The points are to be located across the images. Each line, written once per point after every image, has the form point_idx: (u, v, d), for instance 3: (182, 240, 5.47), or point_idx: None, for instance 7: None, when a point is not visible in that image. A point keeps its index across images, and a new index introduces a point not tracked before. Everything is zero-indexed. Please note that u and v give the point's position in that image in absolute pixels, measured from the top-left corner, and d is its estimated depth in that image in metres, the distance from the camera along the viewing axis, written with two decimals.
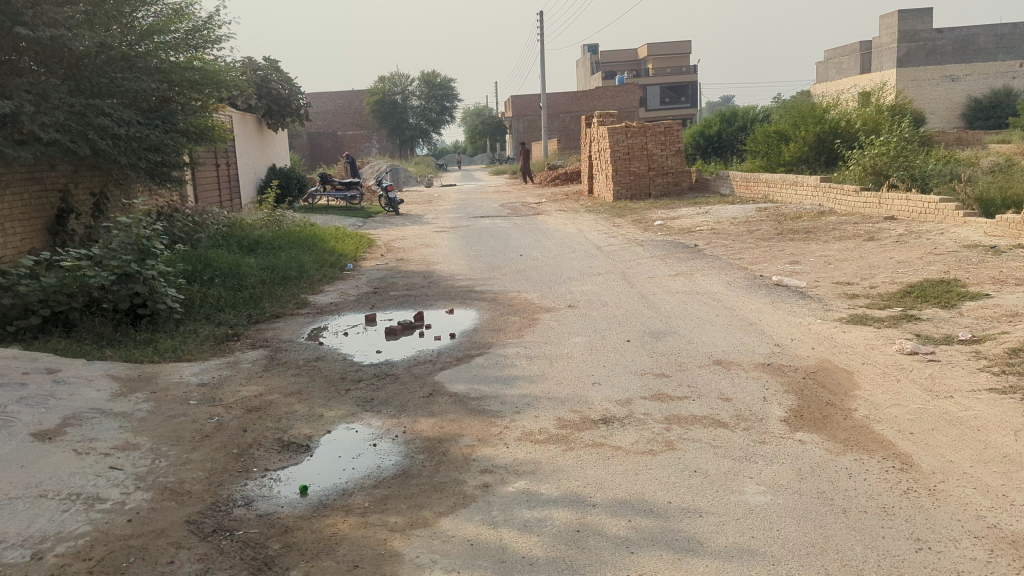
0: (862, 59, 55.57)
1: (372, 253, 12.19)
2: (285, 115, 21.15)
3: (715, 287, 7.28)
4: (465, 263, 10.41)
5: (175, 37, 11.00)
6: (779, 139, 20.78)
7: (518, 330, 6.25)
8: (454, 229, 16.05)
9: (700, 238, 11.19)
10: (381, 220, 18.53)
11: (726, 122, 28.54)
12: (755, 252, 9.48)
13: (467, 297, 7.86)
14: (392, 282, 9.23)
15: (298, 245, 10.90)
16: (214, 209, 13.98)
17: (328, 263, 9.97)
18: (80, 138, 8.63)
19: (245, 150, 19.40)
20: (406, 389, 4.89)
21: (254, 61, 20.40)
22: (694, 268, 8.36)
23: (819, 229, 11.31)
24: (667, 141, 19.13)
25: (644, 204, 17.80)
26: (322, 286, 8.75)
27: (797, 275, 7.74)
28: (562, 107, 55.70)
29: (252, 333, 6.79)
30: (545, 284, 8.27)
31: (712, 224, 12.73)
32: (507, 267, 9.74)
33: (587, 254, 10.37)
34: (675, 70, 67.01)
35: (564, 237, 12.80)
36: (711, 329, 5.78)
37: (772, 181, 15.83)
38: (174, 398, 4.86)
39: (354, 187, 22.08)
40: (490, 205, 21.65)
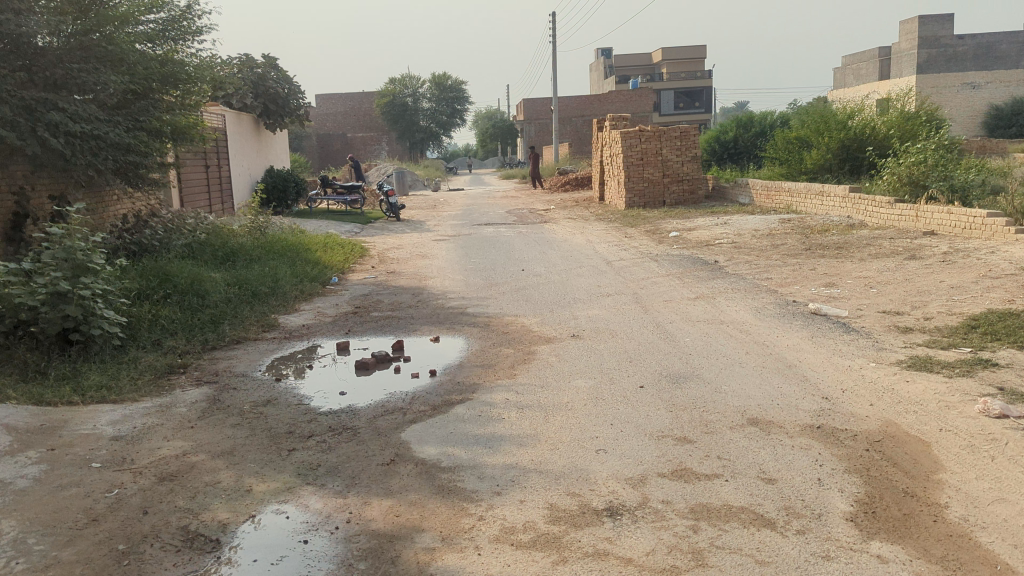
0: (882, 66, 54.47)
1: (363, 265, 11.26)
2: (283, 115, 20.26)
3: (742, 315, 6.29)
4: (460, 278, 9.45)
5: (148, 28, 10.06)
6: (800, 146, 19.84)
7: (510, 367, 5.27)
8: (456, 237, 15.13)
9: (720, 252, 10.22)
10: (380, 226, 17.65)
11: (742, 128, 27.54)
12: (784, 271, 8.48)
13: (456, 322, 6.89)
14: (377, 300, 8.27)
15: (279, 257, 9.96)
16: (199, 214, 13.10)
17: (308, 278, 9.02)
18: (28, 134, 7.63)
19: (239, 151, 18.49)
20: (363, 451, 3.92)
21: (251, 58, 19.54)
22: (717, 290, 7.36)
23: (851, 244, 10.29)
24: (684, 146, 18.14)
25: (658, 213, 16.80)
26: (297, 306, 7.78)
27: (836, 301, 6.73)
28: (574, 111, 54.81)
29: (203, 362, 5.81)
30: (546, 306, 7.30)
31: (732, 236, 11.75)
32: (506, 284, 8.78)
33: (595, 270, 9.41)
34: (690, 75, 66.13)
35: (571, 249, 11.83)
36: (742, 374, 4.78)
37: (796, 190, 14.81)
38: (75, 457, 3.90)
39: (355, 191, 21.15)
40: (495, 211, 20.70)
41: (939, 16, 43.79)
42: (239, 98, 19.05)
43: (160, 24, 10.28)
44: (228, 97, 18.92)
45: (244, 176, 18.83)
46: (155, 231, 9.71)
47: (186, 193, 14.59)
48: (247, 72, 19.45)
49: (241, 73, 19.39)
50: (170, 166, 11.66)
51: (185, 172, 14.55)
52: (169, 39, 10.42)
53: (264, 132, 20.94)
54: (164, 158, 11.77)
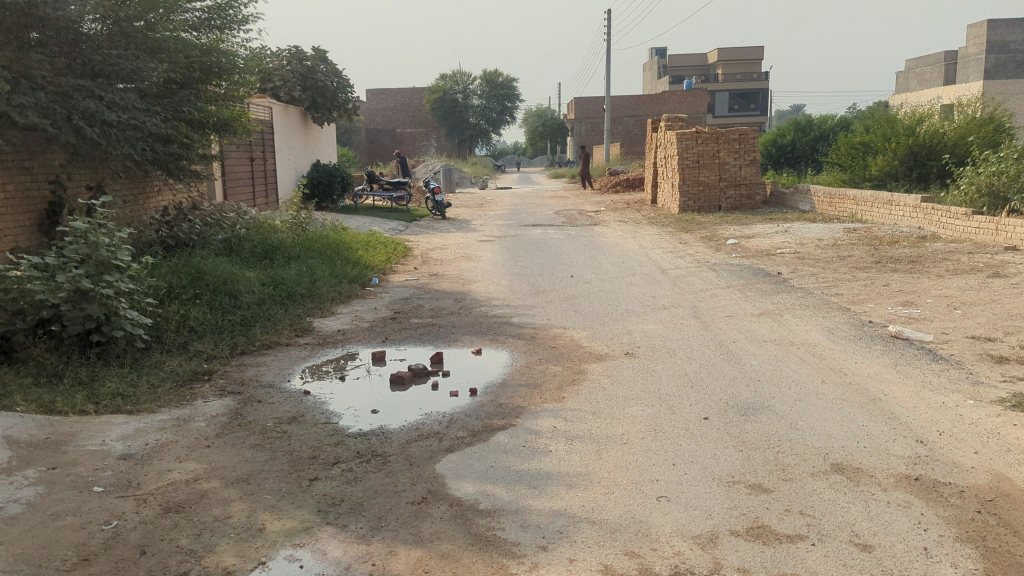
0: (947, 70, 52.77)
1: (405, 265, 10.90)
2: (332, 108, 20.10)
3: (813, 336, 5.73)
4: (506, 283, 9.02)
5: (192, 16, 9.91)
6: (864, 151, 19.01)
7: (558, 389, 4.80)
8: (502, 237, 14.72)
9: (783, 264, 9.63)
10: (425, 224, 17.34)
11: (801, 131, 26.67)
12: (855, 286, 7.88)
13: (501, 333, 6.45)
14: (417, 304, 7.88)
15: (318, 255, 9.63)
16: (242, 207, 12.89)
17: (347, 279, 8.66)
18: (63, 123, 7.38)
19: (286, 145, 18.37)
20: (393, 484, 3.49)
21: (300, 50, 19.40)
22: (784, 306, 6.80)
23: (926, 259, 9.62)
24: (742, 149, 17.49)
25: (713, 218, 16.18)
26: (333, 309, 7.42)
27: (918, 323, 6.14)
28: (625, 111, 54.10)
29: (229, 368, 5.46)
30: (598, 318, 6.82)
31: (795, 246, 11.14)
32: (554, 291, 8.31)
33: (649, 278, 8.91)
34: (745, 77, 64.94)
35: (622, 254, 11.32)
36: (819, 407, 4.25)
37: (862, 198, 14.08)
38: (78, 478, 3.53)
39: (401, 188, 20.89)
40: (543, 212, 20.25)
41: (1010, 20, 42.20)
42: (287, 90, 18.95)
43: (203, 13, 10.08)
44: (276, 88, 18.91)
45: (290, 170, 18.70)
46: (193, 226, 9.46)
47: (229, 186, 14.45)
48: (296, 65, 19.33)
49: (290, 65, 19.29)
50: (213, 159, 11.47)
51: (228, 164, 14.41)
52: (213, 29, 10.18)
53: (312, 125, 20.78)
54: (206, 150, 11.57)
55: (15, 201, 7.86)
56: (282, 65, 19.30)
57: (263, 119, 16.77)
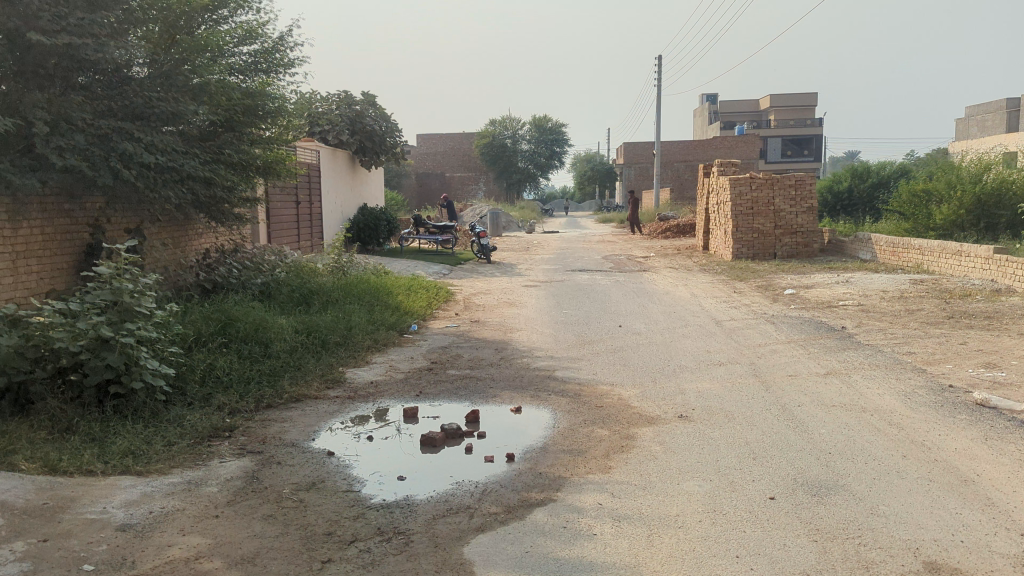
0: (1009, 118, 51.57)
1: (446, 311, 10.59)
2: (380, 152, 20.15)
3: (887, 401, 5.20)
4: (551, 332, 8.62)
5: (238, 59, 10.10)
6: (927, 200, 18.34)
7: (604, 456, 4.35)
8: (549, 282, 14.37)
9: (848, 318, 9.09)
10: (471, 268, 17.11)
11: (857, 178, 26.03)
12: (929, 345, 7.31)
13: (543, 388, 6.03)
14: (456, 354, 7.51)
15: (357, 301, 9.36)
16: (285, 250, 12.78)
17: (384, 327, 8.35)
18: (101, 165, 7.26)
19: (332, 188, 18.40)
20: (414, 571, 3.06)
21: (349, 96, 19.62)
22: (852, 366, 6.27)
23: (1003, 315, 8.98)
24: (798, 196, 16.98)
25: (768, 266, 15.62)
26: (367, 359, 7.08)
27: (1006, 388, 5.56)
28: (676, 157, 53.86)
29: (252, 423, 5.11)
30: (649, 374, 6.37)
31: (858, 299, 10.58)
32: (602, 343, 7.88)
33: (703, 330, 8.43)
34: (799, 123, 64.38)
35: (673, 303, 10.86)
36: (902, 488, 3.72)
37: (928, 248, 13.48)
38: (68, 554, 3.17)
39: (448, 232, 20.75)
40: (591, 257, 19.88)
41: None
42: (335, 134, 19.05)
43: (249, 56, 10.26)
44: (324, 132, 19.16)
45: (336, 213, 18.69)
46: (231, 270, 9.27)
47: (273, 228, 14.41)
48: (344, 109, 19.47)
49: (338, 110, 19.46)
50: (255, 203, 11.39)
51: (273, 206, 14.39)
52: (259, 72, 10.32)
53: (360, 169, 20.86)
54: (249, 194, 11.50)
55: (52, 244, 7.72)
56: (330, 110, 19.50)
57: (310, 163, 16.82)
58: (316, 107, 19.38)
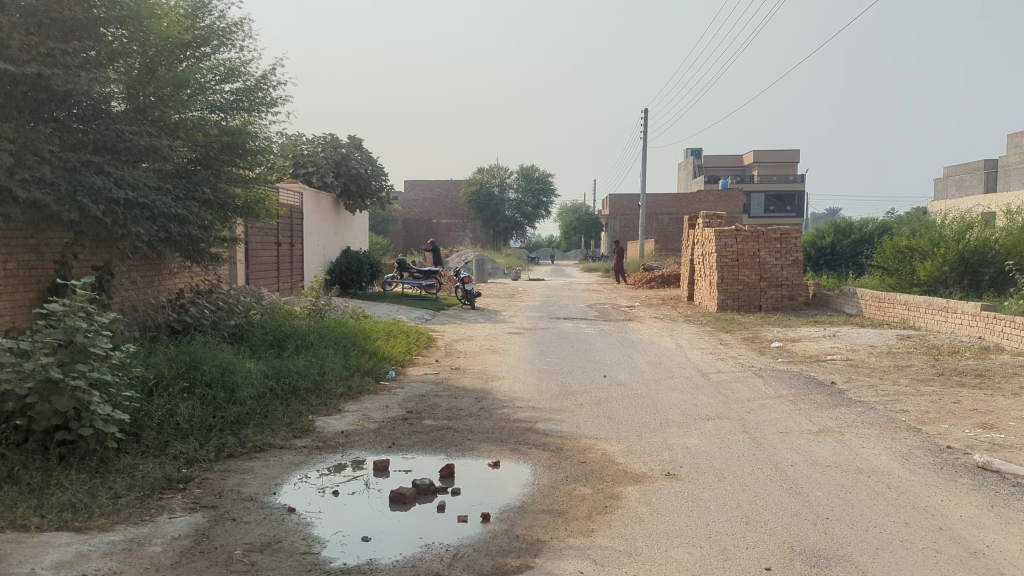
0: (987, 179, 52.45)
1: (426, 358, 10.28)
2: (365, 195, 19.99)
3: (884, 462, 4.93)
4: (533, 381, 8.32)
5: (220, 96, 10.03)
6: (910, 257, 18.34)
7: (586, 518, 4.03)
8: (532, 330, 14.10)
9: (837, 373, 8.87)
10: (453, 314, 16.83)
11: (840, 234, 26.16)
12: (922, 403, 7.08)
13: (523, 441, 5.73)
14: (434, 403, 7.19)
15: (333, 346, 9.05)
16: (262, 292, 12.47)
17: (359, 374, 8.03)
18: (68, 199, 6.99)
19: (315, 230, 18.19)
20: None
21: (336, 138, 19.51)
22: (845, 424, 6.01)
23: (994, 373, 8.78)
24: (783, 249, 16.91)
25: (754, 318, 15.45)
26: (339, 406, 6.76)
27: (1006, 450, 5.31)
28: (661, 209, 54.25)
29: (210, 475, 4.77)
30: (634, 428, 6.08)
31: (847, 354, 10.38)
32: (585, 393, 7.59)
33: (690, 383, 8.17)
34: (781, 179, 65.23)
35: (659, 354, 10.61)
36: (907, 561, 3.43)
37: (914, 303, 13.37)
38: None
39: (432, 277, 20.50)
40: (576, 305, 19.67)
41: None
42: (320, 176, 18.90)
43: (232, 94, 10.16)
44: (309, 173, 19.00)
45: (318, 255, 18.45)
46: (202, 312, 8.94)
47: (252, 269, 14.13)
48: (331, 151, 19.33)
49: (325, 152, 19.32)
50: (232, 243, 11.12)
51: (253, 246, 14.14)
52: (241, 111, 10.20)
53: (345, 212, 20.66)
54: (226, 234, 11.23)
55: (14, 280, 7.38)
56: (316, 152, 19.38)
57: (293, 204, 16.63)
58: (302, 148, 19.26)
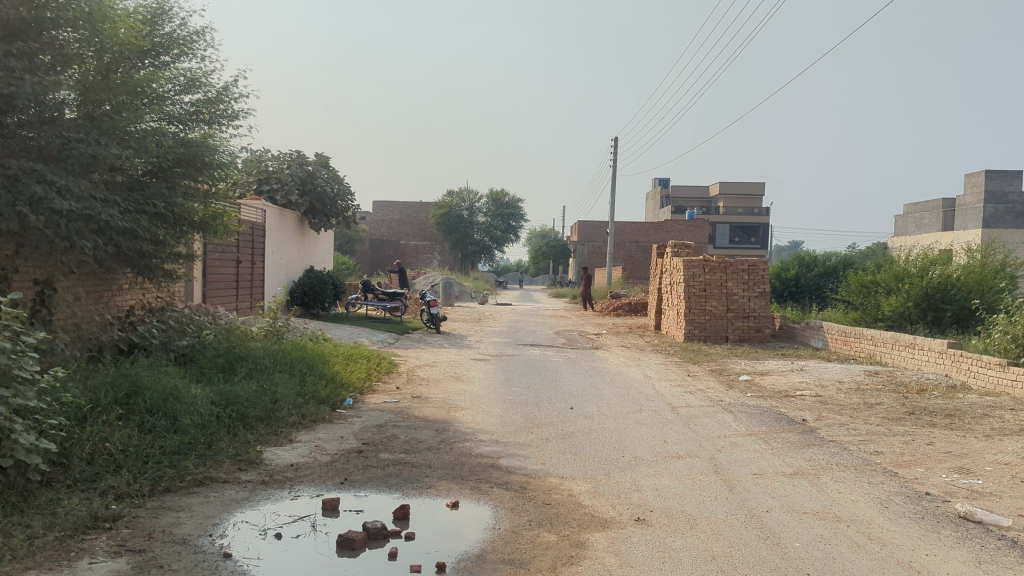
0: (946, 217, 53.51)
1: (386, 384, 9.92)
2: (330, 215, 19.61)
3: (863, 510, 4.70)
4: (497, 412, 8.01)
5: (177, 108, 9.81)
6: (874, 291, 18.40)
7: (550, 570, 3.73)
8: (498, 357, 13.80)
9: (807, 410, 8.69)
10: (417, 338, 16.48)
11: (804, 267, 26.33)
12: (896, 444, 6.90)
13: (485, 480, 5.42)
14: (392, 435, 6.85)
15: (288, 371, 8.67)
16: (218, 313, 12.04)
17: (314, 402, 7.67)
18: (6, 210, 6.60)
19: (278, 249, 17.75)
20: None
21: (302, 155, 19.14)
22: (820, 468, 5.79)
23: (963, 413, 8.65)
24: (750, 281, 16.85)
25: (721, 349, 15.30)
26: (290, 437, 6.40)
27: (986, 498, 5.12)
28: (628, 237, 54.49)
29: (142, 513, 4.40)
30: (602, 466, 5.80)
31: (815, 390, 10.23)
32: (551, 427, 7.30)
33: (659, 417, 7.92)
34: (747, 210, 65.99)
35: (626, 385, 10.37)
36: None
37: (881, 339, 13.31)
38: None
39: (397, 299, 20.13)
40: (542, 331, 19.41)
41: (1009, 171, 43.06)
42: (284, 194, 18.48)
43: (191, 106, 9.96)
44: (273, 191, 18.60)
45: (280, 274, 18.00)
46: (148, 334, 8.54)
47: (210, 287, 13.68)
48: (296, 169, 18.93)
49: (289, 169, 18.91)
50: (188, 262, 10.72)
51: (211, 264, 13.69)
52: (201, 124, 9.99)
53: (309, 231, 20.27)
54: (182, 252, 10.83)
55: None
56: (281, 169, 18.97)
57: (255, 222, 16.22)
58: (267, 165, 18.85)
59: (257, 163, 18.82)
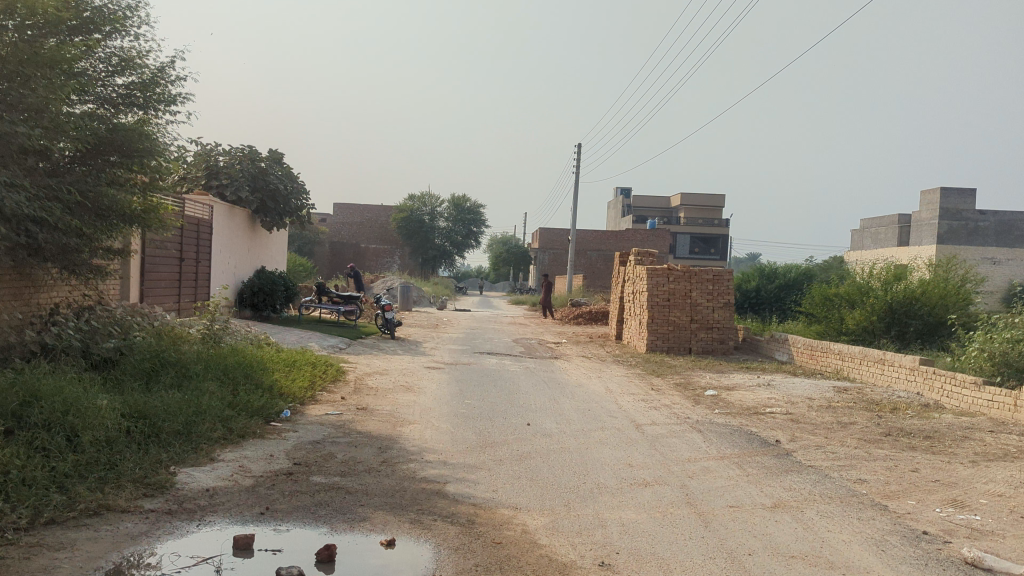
0: (901, 233, 54.18)
1: (331, 393, 9.20)
2: (283, 213, 18.72)
3: (857, 555, 4.16)
4: (448, 428, 7.35)
5: (106, 91, 8.97)
6: (839, 304, 18.09)
7: None
8: (452, 365, 13.13)
9: (779, 430, 8.17)
10: (369, 343, 15.73)
11: (765, 278, 26.08)
12: (878, 471, 6.40)
13: (428, 511, 4.77)
14: (329, 454, 6.15)
15: (219, 378, 7.92)
16: (152, 313, 11.19)
17: (244, 414, 6.93)
18: None
19: (226, 247, 16.80)
20: None
21: (254, 151, 18.12)
22: (802, 501, 5.24)
23: (942, 436, 8.19)
24: (715, 291, 16.39)
25: (685, 361, 14.81)
26: (211, 456, 5.68)
27: (989, 538, 4.61)
28: (590, 245, 54.25)
29: (13, 554, 3.67)
30: (563, 496, 5.19)
31: (785, 407, 9.74)
32: (506, 447, 6.65)
33: (623, 436, 7.33)
34: (707, 221, 66.27)
35: (587, 399, 9.77)
36: None
37: (849, 354, 12.92)
38: None
39: (352, 303, 19.32)
40: (500, 338, 18.77)
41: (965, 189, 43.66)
42: (234, 190, 17.27)
43: (124, 88, 9.14)
44: (222, 187, 17.34)
45: (227, 273, 17.02)
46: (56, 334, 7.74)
47: (148, 286, 12.73)
48: (247, 164, 17.79)
49: (241, 165, 17.74)
50: (120, 256, 9.91)
51: (149, 261, 12.76)
52: (135, 108, 9.17)
53: (260, 230, 19.32)
54: (114, 245, 10.00)
55: None
56: (232, 164, 17.75)
57: (201, 218, 15.27)
58: (215, 160, 17.75)
59: (204, 156, 17.56)
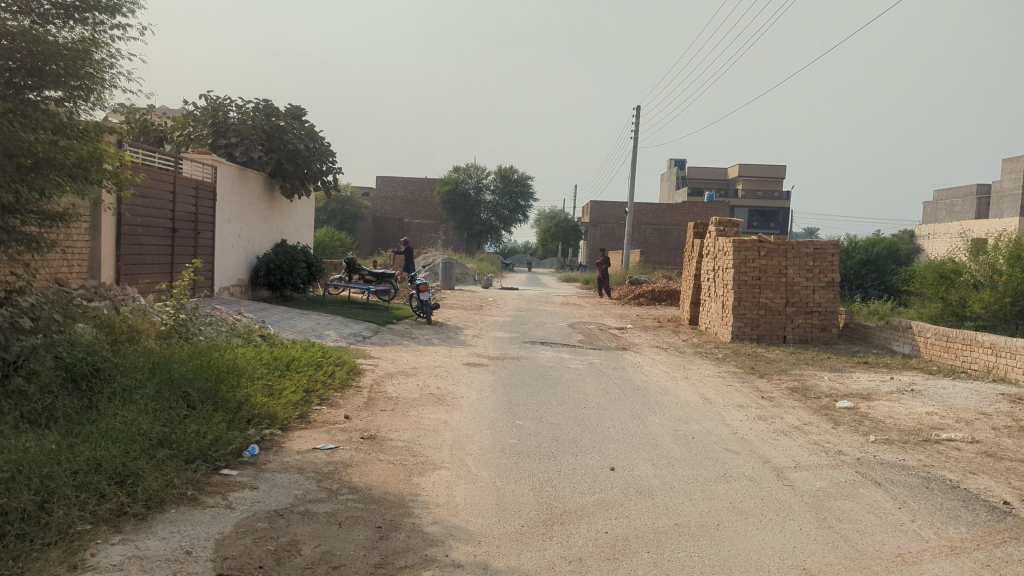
0: (980, 204, 50.04)
1: (333, 408, 6.71)
2: (304, 178, 16.28)
3: None
4: (491, 481, 4.77)
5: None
6: (956, 282, 14.95)
7: None
8: (499, 359, 10.54)
9: (988, 476, 5.42)
10: (400, 330, 13.26)
11: (846, 254, 22.90)
12: None
13: None
14: (294, 548, 3.61)
15: (155, 397, 5.44)
16: (117, 296, 8.83)
17: (171, 462, 4.45)
18: None
19: (234, 217, 14.46)
20: None
21: (270, 106, 15.75)
22: None
23: None
24: (816, 268, 13.54)
25: (783, 355, 12.01)
26: (71, 566, 3.21)
27: None
28: (642, 219, 51.20)
29: None
30: None
31: (963, 430, 6.94)
32: (587, 525, 4.05)
33: (766, 496, 4.65)
34: (767, 195, 62.62)
35: (684, 417, 7.09)
36: None
37: (1007, 349, 9.99)
38: None
39: (386, 281, 16.91)
40: (554, 324, 16.13)
41: None
42: (244, 150, 14.87)
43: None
44: (231, 147, 14.99)
45: (238, 249, 14.71)
46: None
47: (125, 263, 10.40)
48: (260, 121, 15.38)
49: (253, 122, 15.34)
50: (65, 223, 7.53)
51: (127, 231, 10.43)
52: (72, 19, 6.56)
53: (278, 199, 16.95)
54: (60, 207, 7.61)
55: None
56: (244, 122, 15.37)
57: (201, 180, 12.91)
58: (227, 117, 15.39)
59: (212, 111, 15.28)
